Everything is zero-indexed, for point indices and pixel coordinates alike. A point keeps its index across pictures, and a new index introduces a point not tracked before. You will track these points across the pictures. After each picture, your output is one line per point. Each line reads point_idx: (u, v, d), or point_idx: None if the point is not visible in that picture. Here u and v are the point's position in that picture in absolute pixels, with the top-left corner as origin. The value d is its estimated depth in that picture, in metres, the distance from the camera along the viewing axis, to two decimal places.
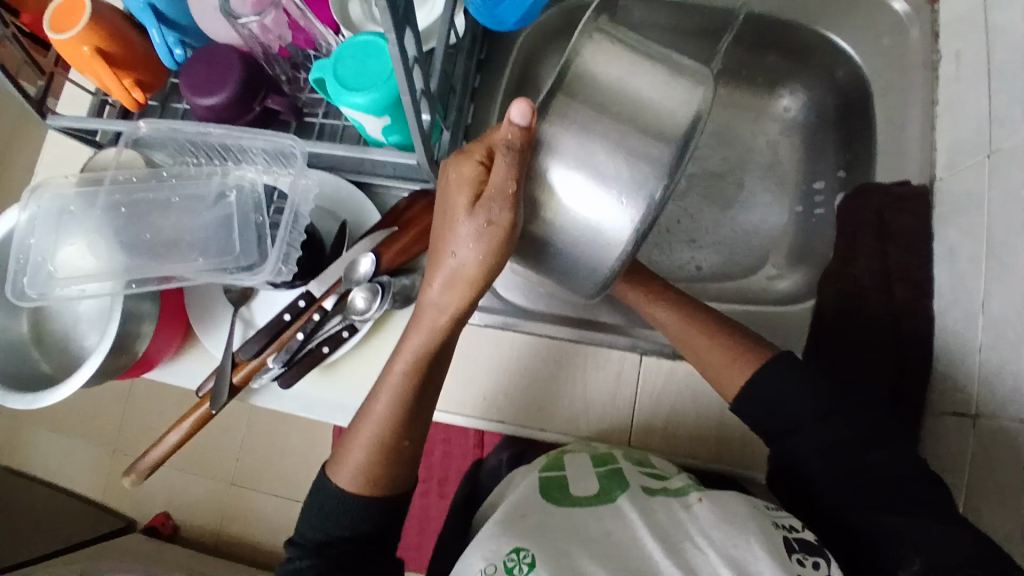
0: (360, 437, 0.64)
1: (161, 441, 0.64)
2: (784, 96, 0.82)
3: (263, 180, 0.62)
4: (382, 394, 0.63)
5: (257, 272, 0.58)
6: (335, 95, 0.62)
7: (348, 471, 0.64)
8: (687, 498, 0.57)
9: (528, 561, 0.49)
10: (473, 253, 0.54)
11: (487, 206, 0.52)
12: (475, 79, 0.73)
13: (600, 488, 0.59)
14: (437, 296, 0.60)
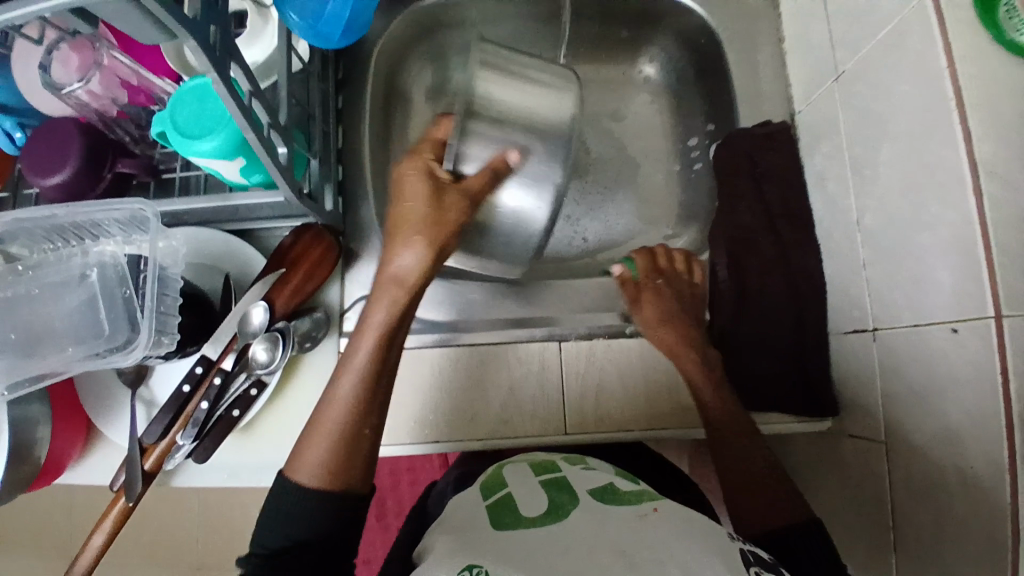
0: (320, 434, 0.50)
1: (87, 546, 0.63)
2: (644, 63, 0.82)
3: (125, 251, 0.57)
4: (346, 380, 0.51)
5: (133, 350, 0.53)
6: (178, 147, 0.55)
7: (306, 476, 0.48)
8: (642, 508, 0.47)
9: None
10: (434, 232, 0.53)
11: (447, 205, 0.54)
12: (335, 100, 0.72)
13: (550, 505, 0.49)
14: (398, 268, 0.53)
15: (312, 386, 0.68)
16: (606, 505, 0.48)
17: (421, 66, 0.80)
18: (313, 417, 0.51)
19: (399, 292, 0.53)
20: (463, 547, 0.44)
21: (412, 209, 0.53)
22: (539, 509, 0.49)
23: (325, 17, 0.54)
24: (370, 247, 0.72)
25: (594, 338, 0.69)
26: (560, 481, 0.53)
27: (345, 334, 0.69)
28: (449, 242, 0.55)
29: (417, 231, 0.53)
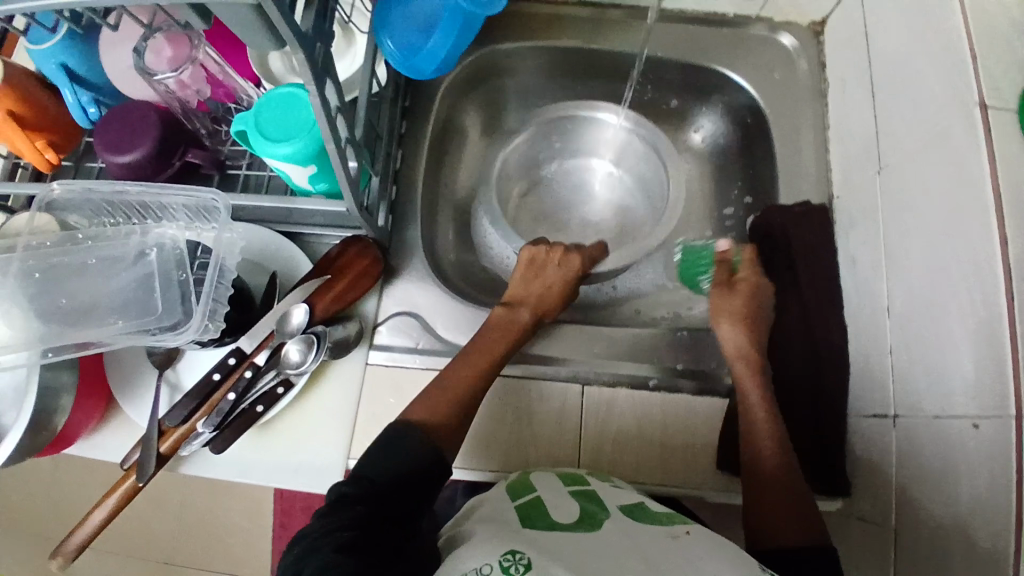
0: (446, 400, 0.63)
1: (85, 522, 0.62)
2: (691, 129, 0.86)
3: (186, 237, 0.59)
4: (475, 361, 0.66)
5: (183, 331, 0.54)
6: (257, 147, 0.58)
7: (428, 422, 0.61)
8: (676, 529, 0.54)
9: (525, 564, 0.47)
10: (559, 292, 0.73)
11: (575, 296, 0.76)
12: (400, 125, 0.76)
13: (582, 514, 0.55)
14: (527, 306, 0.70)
15: (336, 394, 0.68)
16: (637, 520, 0.55)
17: (479, 103, 0.85)
18: (433, 391, 0.63)
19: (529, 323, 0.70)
20: (502, 536, 0.51)
21: (561, 286, 0.73)
22: (571, 517, 0.56)
23: (419, 49, 0.56)
24: (410, 266, 0.74)
25: (617, 385, 0.70)
26: (588, 493, 0.60)
27: (374, 348, 0.71)
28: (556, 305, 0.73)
29: (555, 300, 0.73)
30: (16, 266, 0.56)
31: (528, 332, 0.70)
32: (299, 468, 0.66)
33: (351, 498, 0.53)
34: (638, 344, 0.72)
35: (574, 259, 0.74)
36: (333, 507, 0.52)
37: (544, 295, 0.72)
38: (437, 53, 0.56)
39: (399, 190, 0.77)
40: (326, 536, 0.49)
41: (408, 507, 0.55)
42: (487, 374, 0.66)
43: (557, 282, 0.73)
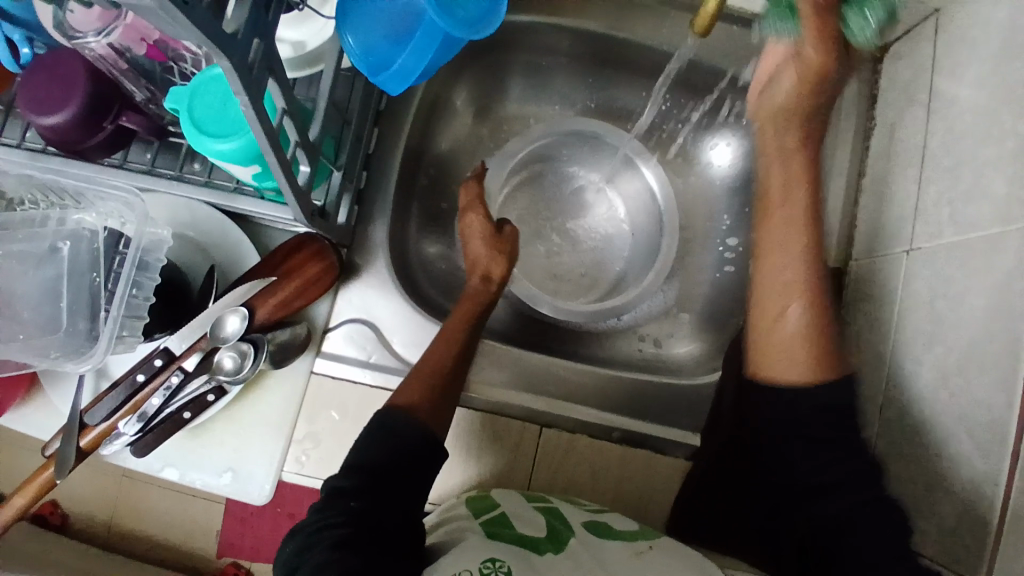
0: (416, 385, 0.56)
1: (6, 505, 0.59)
2: (711, 144, 0.76)
3: (104, 228, 0.53)
4: (438, 351, 0.59)
5: (90, 358, 0.51)
6: (190, 138, 0.49)
7: (408, 403, 0.55)
8: (637, 545, 0.52)
9: (504, 569, 0.44)
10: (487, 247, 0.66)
11: (512, 246, 0.67)
12: (379, 103, 0.67)
13: (550, 529, 0.53)
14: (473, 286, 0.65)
15: (276, 401, 0.64)
16: (601, 540, 0.52)
17: (480, 79, 0.75)
18: (407, 382, 0.56)
19: (490, 289, 0.65)
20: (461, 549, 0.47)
21: (486, 243, 0.66)
22: (539, 530, 0.53)
23: (387, 63, 0.47)
24: (372, 268, 0.67)
25: (575, 434, 0.65)
26: (552, 510, 0.57)
27: (322, 354, 0.66)
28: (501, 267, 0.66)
29: (491, 257, 0.66)
30: None
31: (489, 300, 0.64)
32: (232, 472, 0.63)
33: (347, 493, 0.49)
34: (604, 389, 0.67)
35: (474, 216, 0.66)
36: (326, 502, 0.49)
37: (478, 259, 0.66)
38: (402, 72, 0.47)
39: (370, 177, 0.68)
40: (320, 534, 0.46)
41: (412, 485, 0.51)
42: (453, 349, 0.59)
43: (478, 240, 0.66)
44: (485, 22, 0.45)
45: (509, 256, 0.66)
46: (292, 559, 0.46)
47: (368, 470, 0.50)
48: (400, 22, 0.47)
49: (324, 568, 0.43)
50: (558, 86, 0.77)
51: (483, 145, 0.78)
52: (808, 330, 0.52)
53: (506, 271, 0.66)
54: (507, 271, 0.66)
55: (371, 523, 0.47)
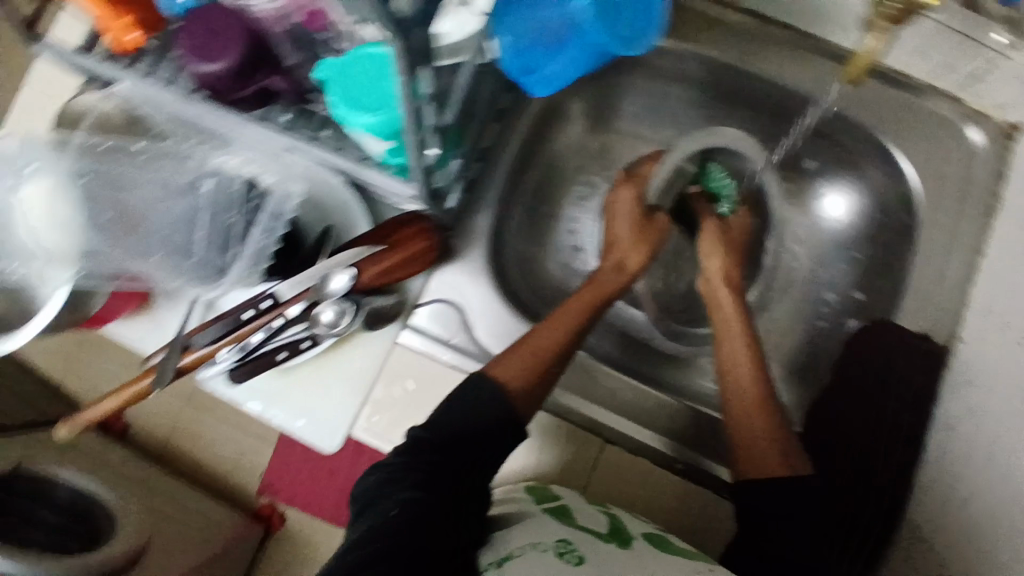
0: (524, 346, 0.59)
1: (99, 403, 0.66)
2: (828, 195, 0.75)
3: (245, 172, 0.57)
4: (553, 323, 0.61)
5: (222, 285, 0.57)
6: (339, 108, 0.52)
7: (510, 380, 0.56)
8: (697, 564, 0.50)
9: (577, 556, 0.48)
10: (629, 234, 0.69)
11: (657, 237, 0.69)
12: (504, 98, 0.68)
13: (610, 527, 0.56)
14: (605, 267, 0.68)
15: (360, 362, 0.68)
16: (663, 552, 0.51)
17: (599, 90, 0.76)
18: (516, 342, 0.60)
19: (621, 278, 0.67)
20: (533, 531, 0.52)
21: (631, 226, 0.69)
22: (599, 526, 0.56)
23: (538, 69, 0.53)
24: (469, 254, 0.69)
25: (638, 456, 0.66)
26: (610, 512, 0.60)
27: (407, 326, 0.69)
28: (638, 256, 0.68)
29: (633, 246, 0.68)
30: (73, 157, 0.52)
31: (617, 290, 0.66)
32: (309, 417, 0.68)
33: (428, 444, 0.54)
34: (655, 413, 0.68)
35: (625, 193, 0.69)
36: (409, 449, 0.54)
37: (621, 242, 0.69)
38: (554, 77, 0.54)
39: (480, 167, 0.69)
40: (397, 476, 0.51)
41: (487, 448, 0.54)
42: (569, 333, 0.61)
43: (622, 224, 0.69)
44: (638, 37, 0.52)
45: (653, 247, 0.69)
46: (372, 490, 0.52)
47: (461, 412, 0.55)
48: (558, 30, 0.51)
49: (404, 506, 0.49)
50: (675, 110, 0.77)
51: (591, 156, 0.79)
52: (768, 435, 0.57)
53: (642, 263, 0.68)
54: (645, 261, 0.68)
55: (445, 476, 0.52)
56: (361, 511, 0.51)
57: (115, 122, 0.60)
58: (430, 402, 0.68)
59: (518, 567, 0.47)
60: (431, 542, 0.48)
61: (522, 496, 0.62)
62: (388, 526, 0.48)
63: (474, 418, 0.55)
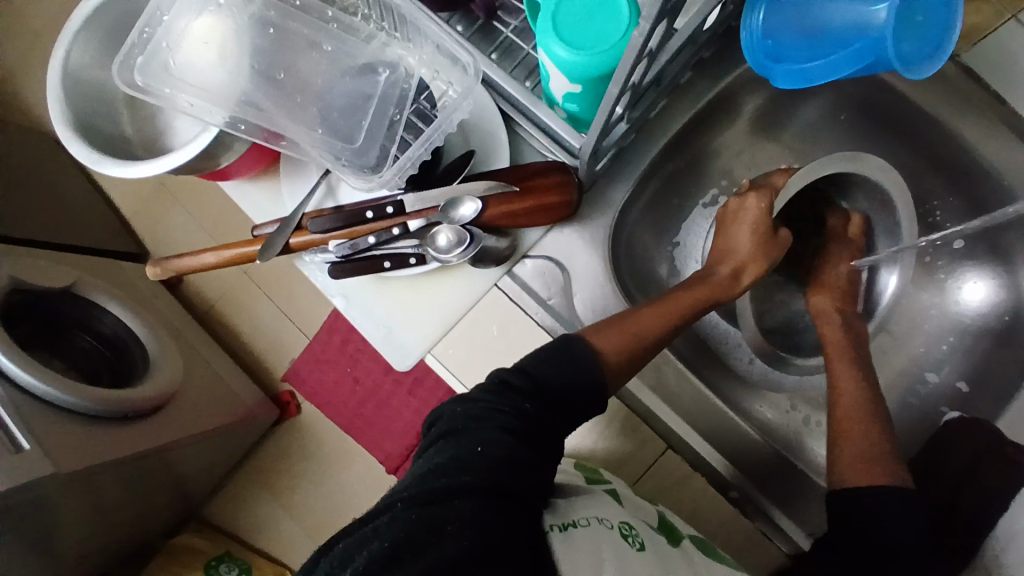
0: (623, 329, 0.58)
1: (197, 256, 0.65)
2: (966, 276, 0.72)
3: (420, 73, 0.55)
4: (653, 313, 0.60)
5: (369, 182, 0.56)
6: (538, 32, 0.48)
7: (607, 352, 0.57)
8: None
9: (639, 543, 0.50)
10: (747, 245, 0.65)
11: (774, 252, 0.66)
12: (683, 76, 0.65)
13: (660, 523, 0.57)
14: (714, 271, 0.65)
15: (456, 295, 0.67)
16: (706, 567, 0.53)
17: (773, 97, 0.72)
18: (616, 321, 0.59)
19: (733, 290, 0.64)
20: (597, 507, 0.53)
21: (754, 238, 0.65)
22: (650, 519, 0.57)
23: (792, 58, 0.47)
24: (593, 221, 0.67)
25: (695, 471, 0.66)
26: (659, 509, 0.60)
27: (510, 274, 0.67)
28: (752, 269, 0.65)
29: (754, 258, 0.65)
30: (258, 8, 0.54)
31: (725, 298, 0.64)
32: (387, 329, 0.68)
33: (522, 396, 0.53)
34: (719, 433, 0.67)
35: (755, 202, 0.65)
36: (500, 393, 0.53)
37: (739, 251, 0.65)
38: (812, 74, 0.46)
39: (635, 140, 0.67)
40: (489, 414, 0.51)
41: (576, 412, 0.55)
42: (669, 325, 0.60)
43: (746, 235, 0.65)
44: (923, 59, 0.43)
45: (770, 261, 0.66)
46: (457, 420, 0.52)
47: (548, 376, 0.55)
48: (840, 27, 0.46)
49: (497, 445, 0.49)
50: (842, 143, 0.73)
51: (738, 160, 0.76)
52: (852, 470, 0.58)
53: (757, 276, 0.65)
54: (761, 275, 0.65)
55: (538, 427, 0.52)
56: (441, 438, 0.51)
57: None
58: (508, 356, 0.67)
59: (586, 535, 0.48)
60: (521, 482, 0.48)
61: (573, 470, 0.62)
62: (479, 461, 0.47)
63: (558, 391, 0.54)
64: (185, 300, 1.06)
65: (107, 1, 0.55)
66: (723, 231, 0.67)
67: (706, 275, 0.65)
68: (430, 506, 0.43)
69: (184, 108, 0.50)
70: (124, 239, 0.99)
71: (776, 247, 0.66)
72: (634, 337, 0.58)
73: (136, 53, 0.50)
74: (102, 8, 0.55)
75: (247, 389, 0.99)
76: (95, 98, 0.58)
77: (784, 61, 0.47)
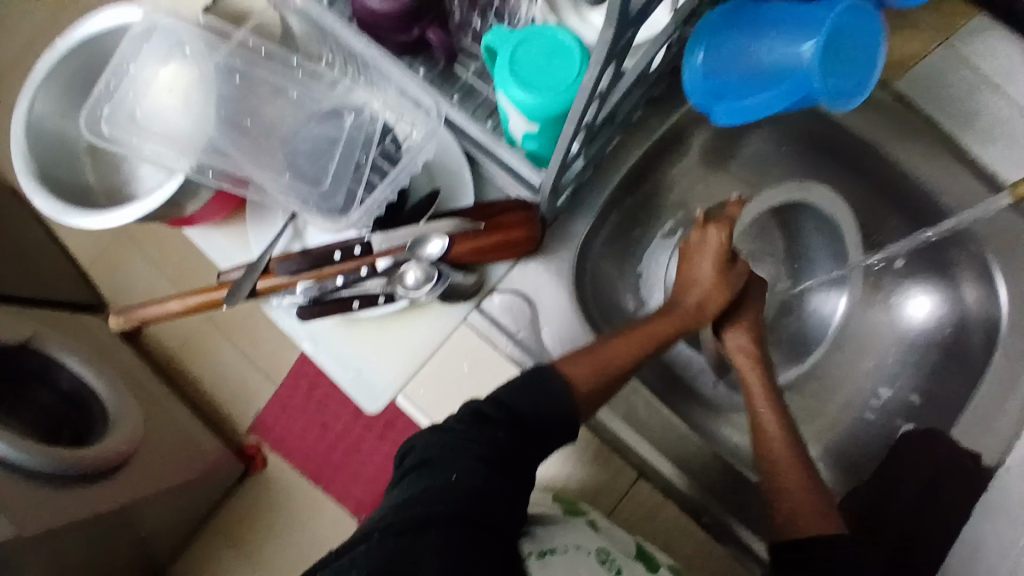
0: (595, 358, 0.58)
1: (162, 304, 0.65)
2: (910, 294, 0.76)
3: (385, 117, 0.57)
4: (623, 340, 0.61)
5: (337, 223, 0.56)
6: (497, 78, 0.51)
7: (577, 380, 0.57)
8: None
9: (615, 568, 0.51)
10: (710, 274, 0.65)
11: (733, 284, 0.66)
12: (637, 114, 0.68)
13: (638, 551, 0.57)
14: (681, 300, 0.65)
15: (425, 332, 0.68)
16: None
17: (720, 133, 0.76)
18: (585, 349, 0.59)
19: (699, 319, 0.64)
20: (577, 534, 0.53)
21: (716, 268, 0.65)
22: (629, 547, 0.57)
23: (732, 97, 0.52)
24: (556, 255, 0.69)
25: (669, 497, 0.67)
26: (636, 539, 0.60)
27: (478, 309, 0.68)
28: (716, 298, 0.65)
29: (716, 288, 0.65)
30: (223, 58, 0.56)
31: (691, 327, 0.65)
32: (357, 371, 0.68)
33: (495, 424, 0.53)
34: (685, 459, 0.68)
35: (716, 235, 0.66)
36: (473, 422, 0.53)
37: (699, 283, 0.65)
38: (750, 110, 0.51)
39: (592, 175, 0.70)
40: (461, 443, 0.52)
41: (551, 440, 0.55)
42: (637, 355, 0.60)
43: (708, 266, 0.66)
44: (852, 93, 0.48)
45: (731, 291, 0.66)
46: (432, 450, 0.52)
47: (521, 405, 0.54)
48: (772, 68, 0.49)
49: (470, 474, 0.49)
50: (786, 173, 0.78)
51: (692, 192, 0.80)
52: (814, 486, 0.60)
53: (719, 307, 0.65)
54: (723, 306, 0.65)
55: (513, 454, 0.53)
56: (415, 469, 0.51)
57: (273, 33, 0.60)
58: (479, 390, 0.66)
59: (563, 563, 0.49)
60: (492, 512, 0.49)
61: (549, 502, 0.62)
62: (453, 491, 0.48)
63: (529, 420, 0.54)
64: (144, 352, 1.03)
65: (74, 52, 0.56)
66: (685, 260, 0.68)
67: (673, 303, 0.65)
68: (405, 536, 0.44)
69: (151, 155, 0.52)
70: (82, 290, 0.97)
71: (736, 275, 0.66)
72: (606, 366, 0.58)
73: (102, 104, 0.53)
74: (65, 59, 0.55)
75: (211, 442, 0.96)
76: (61, 149, 0.58)
77: (724, 100, 0.52)
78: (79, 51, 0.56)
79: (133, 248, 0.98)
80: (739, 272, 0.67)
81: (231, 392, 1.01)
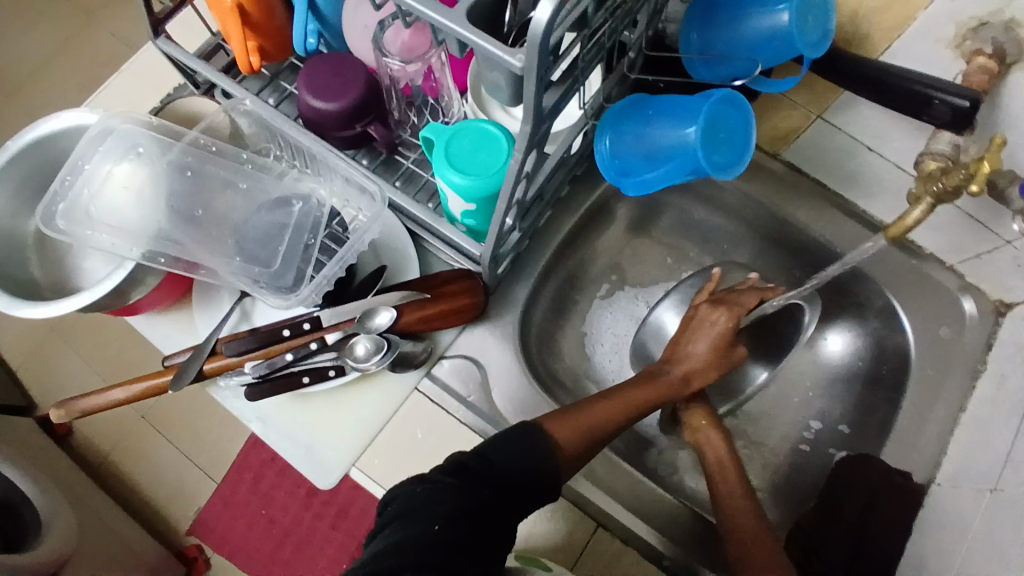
0: (579, 420, 0.61)
1: (103, 394, 0.64)
2: (828, 334, 0.83)
3: (332, 203, 0.61)
4: (605, 403, 0.64)
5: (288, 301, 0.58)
6: (435, 164, 0.56)
7: (561, 440, 0.59)
8: None
9: None
10: (705, 351, 0.71)
11: (725, 367, 0.72)
12: (564, 190, 0.75)
13: None
14: (669, 372, 0.70)
15: (375, 403, 0.69)
16: None
17: (642, 202, 0.85)
18: (568, 410, 0.62)
19: (682, 392, 0.70)
20: None
21: (711, 346, 0.71)
22: None
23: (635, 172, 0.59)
24: (500, 320, 0.73)
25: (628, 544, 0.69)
26: None
27: (428, 375, 0.71)
28: (706, 376, 0.71)
29: (706, 367, 0.71)
30: (176, 156, 0.60)
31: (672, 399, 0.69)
32: (307, 449, 0.69)
33: (479, 482, 0.54)
34: (642, 504, 0.70)
35: (723, 317, 0.71)
36: (455, 475, 0.54)
37: (694, 359, 0.71)
38: (649, 184, 0.57)
39: (529, 246, 0.76)
40: (441, 496, 0.52)
41: (531, 496, 0.57)
42: (620, 419, 0.64)
43: (705, 346, 0.71)
44: (731, 165, 0.55)
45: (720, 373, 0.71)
46: (413, 501, 0.52)
47: (501, 458, 0.56)
48: (664, 146, 0.57)
49: (445, 530, 0.50)
50: (705, 234, 0.86)
51: (622, 255, 0.87)
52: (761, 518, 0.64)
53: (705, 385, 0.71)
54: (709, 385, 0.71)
55: (491, 512, 0.53)
56: (395, 519, 0.52)
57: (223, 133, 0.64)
58: (433, 457, 0.68)
59: None
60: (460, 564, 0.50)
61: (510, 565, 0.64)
62: (428, 541, 0.49)
63: (507, 475, 0.56)
64: (75, 453, 0.99)
65: (22, 154, 0.58)
66: (679, 336, 0.73)
67: (661, 375, 0.70)
68: None
69: (108, 247, 0.53)
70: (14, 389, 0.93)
71: (728, 356, 0.72)
72: (589, 430, 0.61)
73: (57, 202, 0.54)
74: (18, 158, 0.57)
75: (149, 549, 0.91)
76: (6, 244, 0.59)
77: (630, 175, 0.59)
78: (30, 152, 0.58)
79: (69, 342, 0.97)
80: (733, 356, 0.72)
81: (173, 485, 0.98)
